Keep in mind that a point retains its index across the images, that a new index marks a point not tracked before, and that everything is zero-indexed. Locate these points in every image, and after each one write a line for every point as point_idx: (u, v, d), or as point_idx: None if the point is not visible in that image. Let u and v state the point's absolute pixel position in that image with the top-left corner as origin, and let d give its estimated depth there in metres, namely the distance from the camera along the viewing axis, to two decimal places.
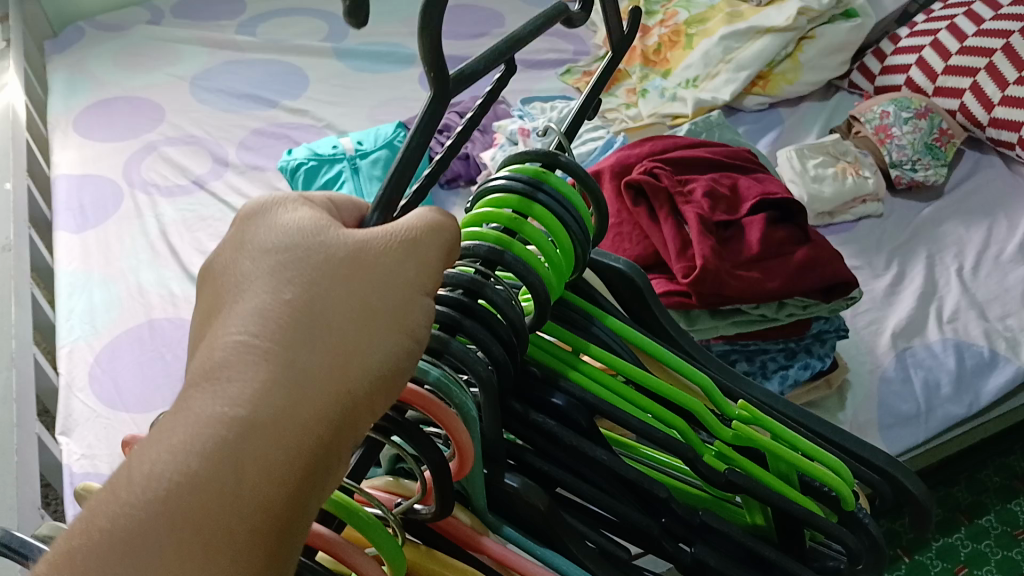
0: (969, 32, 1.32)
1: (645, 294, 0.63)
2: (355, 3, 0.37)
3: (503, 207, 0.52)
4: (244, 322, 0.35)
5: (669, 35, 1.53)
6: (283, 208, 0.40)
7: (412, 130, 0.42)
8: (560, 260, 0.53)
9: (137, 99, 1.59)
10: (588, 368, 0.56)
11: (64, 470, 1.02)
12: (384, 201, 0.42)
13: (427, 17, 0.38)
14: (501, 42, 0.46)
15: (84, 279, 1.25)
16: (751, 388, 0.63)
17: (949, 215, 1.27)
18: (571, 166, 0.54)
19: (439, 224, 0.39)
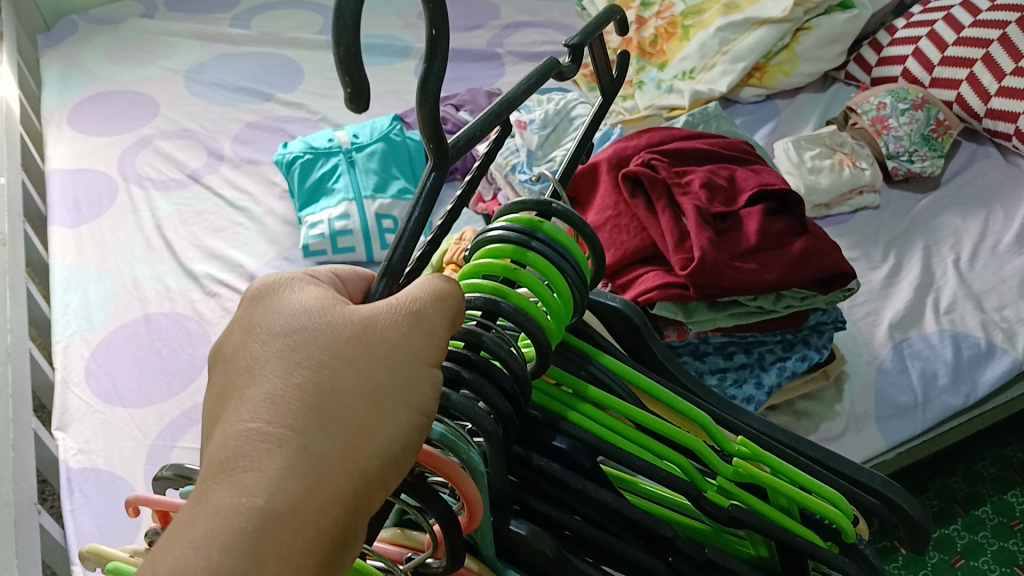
0: (965, 23, 1.32)
1: (643, 332, 0.64)
2: (356, 90, 0.38)
3: (500, 257, 0.54)
4: (258, 411, 0.38)
5: (665, 26, 1.52)
6: (290, 290, 0.43)
7: (415, 199, 0.45)
8: (558, 306, 0.54)
9: (132, 93, 1.58)
10: (588, 408, 0.57)
11: (61, 465, 1.02)
12: (390, 269, 0.45)
13: (422, 93, 0.41)
14: (495, 106, 0.49)
15: (79, 274, 1.24)
16: (747, 419, 0.64)
17: (946, 206, 1.26)
18: (566, 213, 0.56)
19: (442, 294, 0.43)
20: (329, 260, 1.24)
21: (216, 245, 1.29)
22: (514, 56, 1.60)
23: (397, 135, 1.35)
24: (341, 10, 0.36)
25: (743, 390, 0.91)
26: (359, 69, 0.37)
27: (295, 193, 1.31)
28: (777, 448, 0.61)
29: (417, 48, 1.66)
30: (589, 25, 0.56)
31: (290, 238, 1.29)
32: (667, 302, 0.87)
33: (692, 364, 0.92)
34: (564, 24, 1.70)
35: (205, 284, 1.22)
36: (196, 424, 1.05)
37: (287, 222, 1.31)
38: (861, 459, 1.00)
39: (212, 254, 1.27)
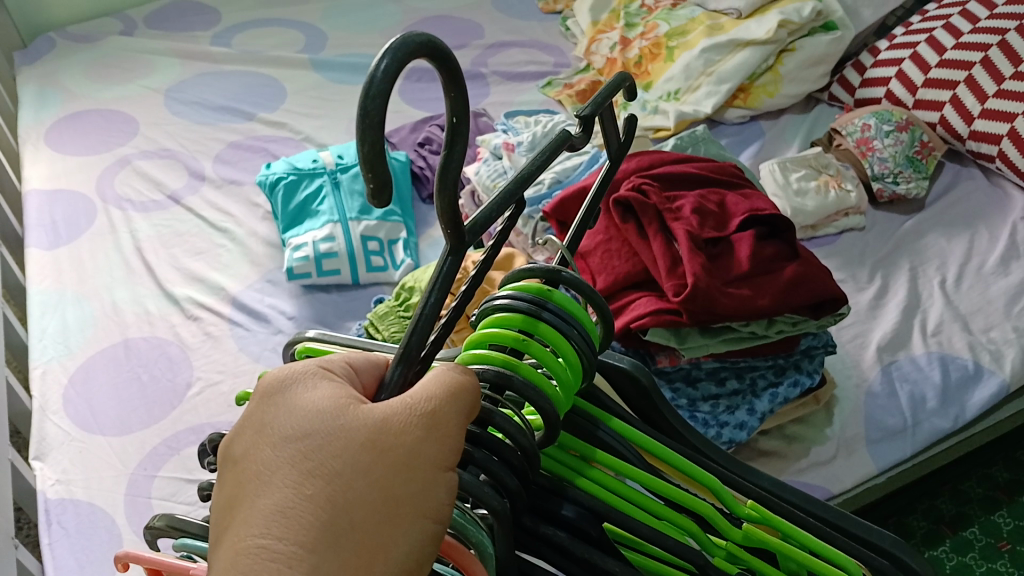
0: (948, 45, 1.33)
1: (651, 392, 0.66)
2: (380, 186, 0.38)
3: (508, 325, 0.55)
4: (269, 524, 0.39)
5: (650, 47, 1.51)
6: (304, 389, 0.44)
7: (433, 284, 0.46)
8: (568, 377, 0.55)
9: (110, 111, 1.55)
10: (596, 474, 0.58)
11: (38, 496, 0.99)
12: (407, 356, 0.46)
13: (444, 178, 0.41)
14: (511, 183, 0.51)
15: (57, 298, 1.22)
16: (757, 478, 0.65)
17: (931, 226, 1.27)
18: (574, 281, 0.57)
19: (458, 391, 0.43)
20: (313, 281, 1.22)
21: (197, 267, 1.26)
22: (498, 75, 1.59)
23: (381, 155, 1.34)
24: (367, 108, 0.37)
25: (736, 416, 0.90)
26: (384, 168, 0.37)
27: (279, 215, 1.28)
28: (784, 509, 0.62)
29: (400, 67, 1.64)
30: (598, 97, 0.61)
31: (273, 260, 1.27)
32: (659, 329, 0.86)
33: (684, 390, 0.92)
34: (549, 44, 1.70)
35: (186, 308, 1.20)
36: (178, 452, 1.03)
37: (271, 244, 1.30)
38: (852, 483, 1.00)
39: (193, 277, 1.25)
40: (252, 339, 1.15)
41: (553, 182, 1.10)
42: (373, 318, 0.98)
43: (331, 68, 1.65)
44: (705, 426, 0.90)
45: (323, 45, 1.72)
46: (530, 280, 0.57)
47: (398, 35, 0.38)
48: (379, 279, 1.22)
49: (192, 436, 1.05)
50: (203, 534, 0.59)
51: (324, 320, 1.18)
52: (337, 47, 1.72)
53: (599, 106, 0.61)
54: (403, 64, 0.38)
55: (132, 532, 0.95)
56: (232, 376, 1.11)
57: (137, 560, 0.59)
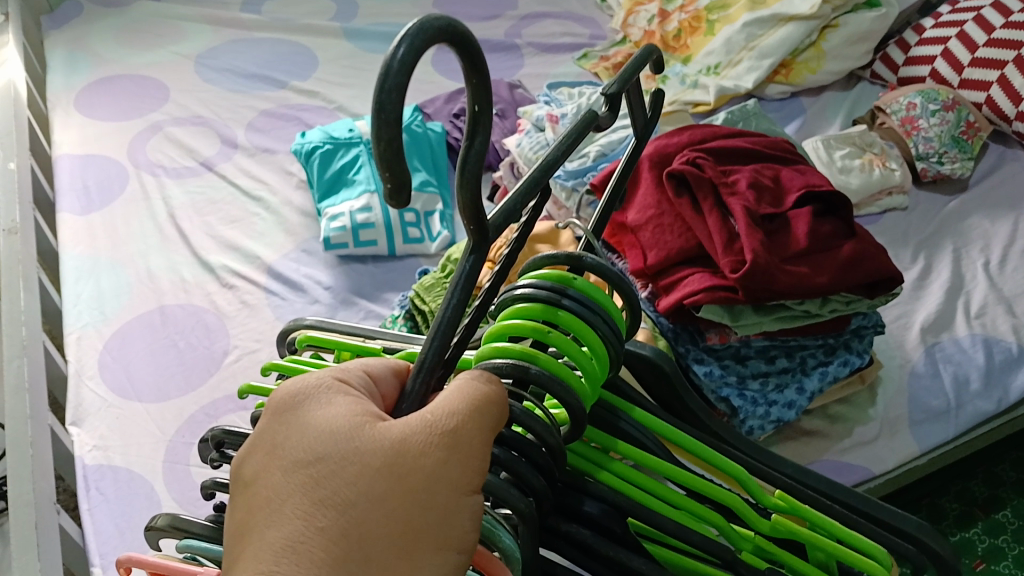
0: (997, 23, 1.29)
1: (674, 380, 0.66)
2: (399, 186, 0.37)
3: (530, 317, 0.54)
4: (279, 559, 0.40)
5: (689, 20, 1.49)
6: (319, 408, 0.45)
7: (454, 287, 0.45)
8: (594, 369, 0.54)
9: (140, 77, 1.54)
10: (619, 467, 0.58)
11: (76, 462, 0.99)
12: (426, 365, 0.45)
13: (464, 174, 0.40)
14: (535, 172, 0.51)
15: (91, 263, 1.21)
16: (780, 466, 0.63)
17: (975, 208, 1.25)
18: (598, 266, 0.55)
19: (479, 406, 0.43)
20: (349, 252, 1.20)
21: (232, 236, 1.25)
22: (534, 47, 1.58)
23: (418, 126, 1.32)
24: (381, 102, 0.36)
25: (785, 395, 0.89)
26: (401, 168, 0.37)
27: (314, 184, 1.27)
28: (810, 497, 0.60)
29: None
30: (623, 72, 0.58)
31: (308, 230, 1.26)
32: (713, 305, 0.84)
33: (734, 368, 0.90)
34: (584, 16, 1.68)
35: (222, 276, 1.19)
36: (217, 420, 1.02)
37: (306, 214, 1.28)
38: (894, 464, 0.99)
39: (228, 245, 1.24)
40: (289, 309, 1.15)
41: (598, 155, 1.08)
42: (419, 289, 0.96)
43: (362, 36, 1.63)
44: (754, 405, 0.89)
45: (354, 13, 1.70)
46: (552, 267, 0.56)
47: (414, 21, 0.36)
48: (416, 251, 1.21)
49: (230, 404, 1.04)
50: (204, 534, 0.62)
51: (361, 291, 1.17)
52: (368, 15, 1.69)
53: (624, 82, 0.59)
54: (421, 52, 0.37)
55: (172, 499, 0.95)
56: (270, 345, 1.10)
57: (141, 563, 0.60)
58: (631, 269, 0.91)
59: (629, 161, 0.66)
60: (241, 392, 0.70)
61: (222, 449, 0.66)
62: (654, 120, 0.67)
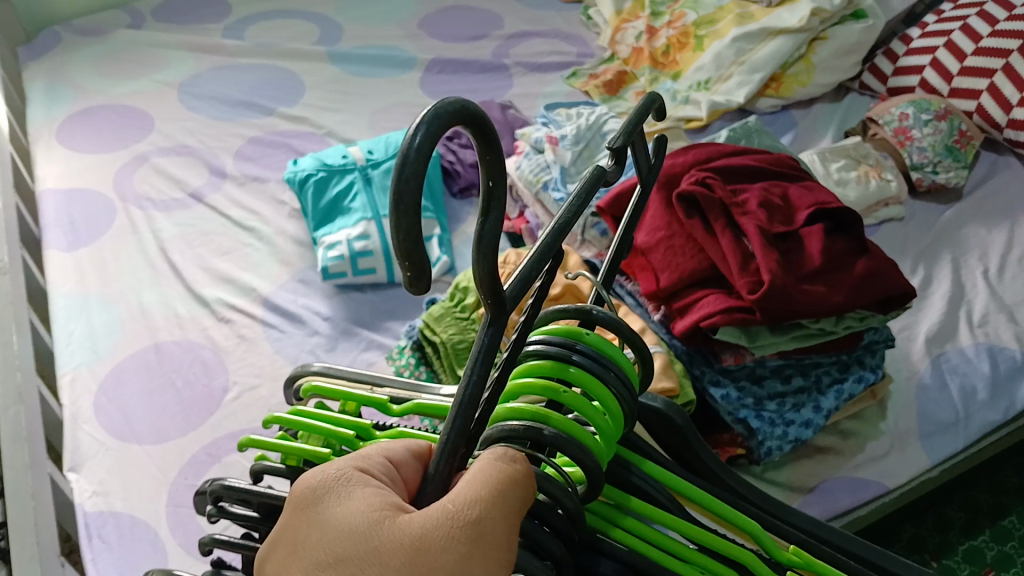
0: (984, 33, 1.31)
1: (686, 432, 0.62)
2: (418, 272, 0.36)
3: (540, 375, 0.52)
4: None
5: (678, 36, 1.49)
6: (336, 502, 0.43)
7: (472, 362, 0.43)
8: (608, 426, 0.52)
9: (123, 107, 1.51)
10: (632, 523, 0.55)
11: (77, 509, 0.95)
12: (447, 446, 0.43)
13: (479, 250, 0.39)
14: (547, 236, 0.48)
15: (81, 301, 1.17)
16: (796, 520, 0.62)
17: (970, 217, 1.25)
18: (610, 321, 0.53)
19: (502, 490, 0.41)
20: (348, 281, 1.18)
21: (225, 268, 1.23)
22: (521, 67, 1.57)
23: None
24: (401, 193, 0.34)
25: (802, 414, 0.88)
26: (421, 255, 0.35)
27: (309, 213, 1.25)
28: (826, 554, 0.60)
29: (421, 58, 1.60)
30: (628, 125, 0.58)
31: (304, 259, 1.24)
32: (730, 327, 0.83)
33: (750, 389, 0.89)
34: (570, 34, 1.68)
35: (217, 310, 1.16)
36: (219, 460, 0.99)
37: (301, 243, 1.26)
38: (907, 478, 0.98)
39: (222, 277, 1.21)
40: (289, 342, 1.12)
41: None
42: (427, 319, 0.97)
43: (348, 59, 1.62)
44: (771, 425, 0.88)
45: (339, 37, 1.69)
46: (561, 322, 0.54)
47: (430, 106, 0.35)
48: None
49: (232, 443, 1.01)
50: None
51: (362, 321, 1.15)
52: (353, 38, 1.68)
53: (628, 135, 0.58)
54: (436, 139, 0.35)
55: (177, 544, 0.91)
56: (270, 379, 1.07)
57: None
58: (643, 292, 0.90)
59: (637, 203, 0.64)
60: (243, 447, 0.66)
61: (220, 503, 0.62)
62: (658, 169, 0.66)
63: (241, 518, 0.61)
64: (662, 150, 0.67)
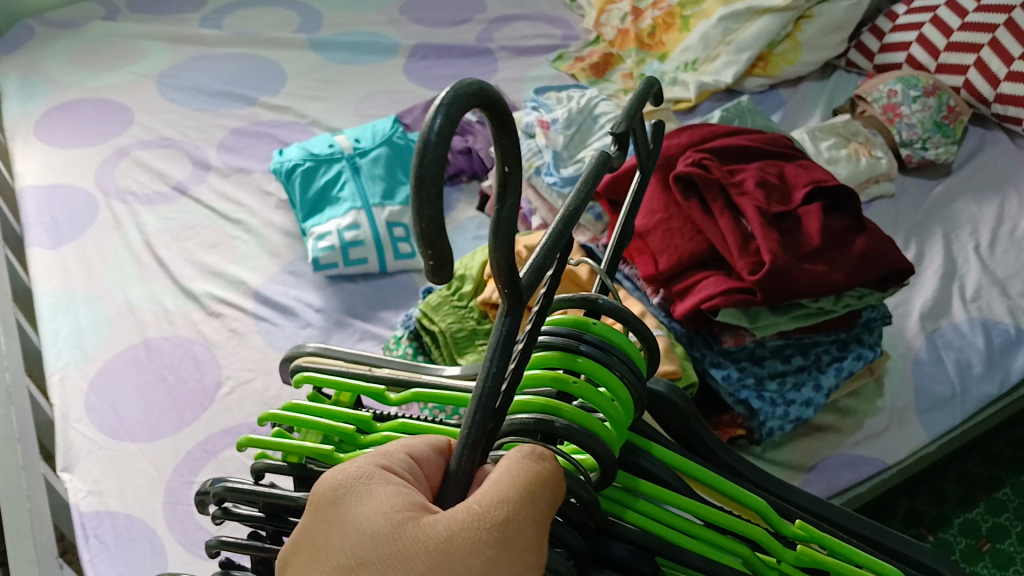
0: (970, 8, 1.31)
1: (688, 415, 0.61)
2: (439, 261, 0.35)
3: (547, 365, 0.51)
4: None
5: (663, 17, 1.48)
6: (358, 502, 0.43)
7: (491, 353, 0.42)
8: (619, 414, 0.51)
9: (101, 100, 1.48)
10: (644, 505, 0.54)
11: (72, 511, 0.94)
12: (469, 441, 0.42)
13: (496, 238, 0.38)
14: (560, 222, 0.47)
15: (67, 299, 1.15)
16: (798, 498, 0.62)
17: (959, 192, 1.26)
18: (613, 309, 0.53)
19: (531, 489, 0.41)
20: (339, 272, 1.17)
21: (213, 261, 1.21)
22: (506, 51, 1.56)
23: (399, 138, 1.30)
24: (422, 177, 0.33)
25: (803, 393, 0.88)
26: (443, 243, 0.34)
27: (297, 204, 1.23)
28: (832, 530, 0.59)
29: (404, 44, 1.58)
30: (630, 109, 0.57)
31: (293, 251, 1.22)
32: (731, 309, 0.83)
33: (750, 369, 0.89)
34: (554, 17, 1.67)
35: (207, 304, 1.15)
36: (215, 456, 0.97)
37: (289, 235, 1.24)
38: (905, 454, 0.98)
39: (210, 271, 1.19)
40: (281, 335, 1.11)
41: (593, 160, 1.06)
42: (426, 308, 0.98)
43: (330, 47, 1.59)
44: (773, 406, 0.87)
45: (319, 24, 1.66)
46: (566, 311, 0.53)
47: (447, 88, 0.34)
48: (407, 267, 1.18)
49: (228, 438, 0.99)
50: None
51: (355, 312, 1.14)
52: (333, 25, 1.66)
53: (630, 120, 0.57)
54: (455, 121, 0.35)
55: (176, 542, 0.90)
56: (264, 373, 1.06)
57: None
58: (641, 275, 0.89)
59: (639, 188, 0.63)
60: (241, 445, 0.63)
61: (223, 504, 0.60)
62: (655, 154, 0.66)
63: (249, 519, 0.59)
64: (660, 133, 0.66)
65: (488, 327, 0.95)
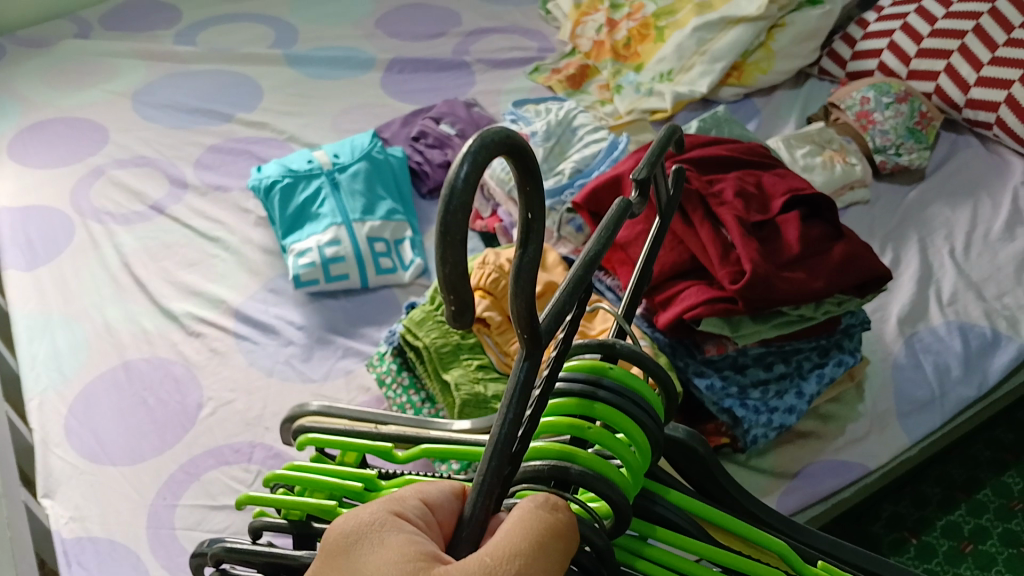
0: (939, 15, 1.33)
1: (709, 461, 0.59)
2: (461, 306, 0.36)
3: (563, 412, 0.52)
4: None
5: (638, 28, 1.50)
6: (371, 550, 0.43)
7: (509, 399, 0.43)
8: (637, 461, 0.52)
9: (75, 119, 1.47)
10: (654, 553, 0.54)
11: (53, 537, 0.92)
12: (484, 486, 0.43)
13: (517, 285, 0.38)
14: (579, 268, 0.47)
15: (44, 322, 1.14)
16: (816, 540, 0.61)
17: (933, 197, 1.27)
18: (632, 353, 0.53)
19: (543, 542, 0.42)
20: (320, 288, 1.16)
21: (192, 280, 1.20)
22: (483, 64, 1.57)
23: (378, 152, 1.29)
24: (447, 224, 0.34)
25: (785, 401, 0.89)
26: (465, 288, 0.35)
27: (276, 221, 1.22)
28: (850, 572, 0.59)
29: (380, 58, 1.58)
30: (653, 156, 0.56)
31: (273, 268, 1.21)
32: (713, 318, 0.83)
33: (733, 378, 0.89)
34: (530, 29, 1.68)
35: (186, 324, 1.14)
36: (197, 478, 0.96)
37: (268, 251, 1.23)
38: (887, 458, 0.99)
39: (189, 291, 1.18)
40: (262, 353, 1.10)
41: (573, 172, 1.07)
42: (409, 324, 0.98)
43: (306, 62, 1.59)
44: (756, 414, 0.88)
45: (294, 39, 1.66)
46: (585, 356, 0.54)
47: (474, 135, 0.35)
48: (389, 281, 1.18)
49: (210, 460, 0.98)
50: None
51: (336, 328, 1.13)
52: (308, 40, 1.65)
53: (652, 166, 0.57)
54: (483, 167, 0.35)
55: (159, 567, 0.89)
56: (246, 394, 1.05)
57: None
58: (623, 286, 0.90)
59: (659, 234, 0.63)
60: (241, 504, 0.64)
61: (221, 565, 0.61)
62: (676, 201, 0.65)
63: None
64: (678, 182, 0.66)
65: (471, 342, 0.96)
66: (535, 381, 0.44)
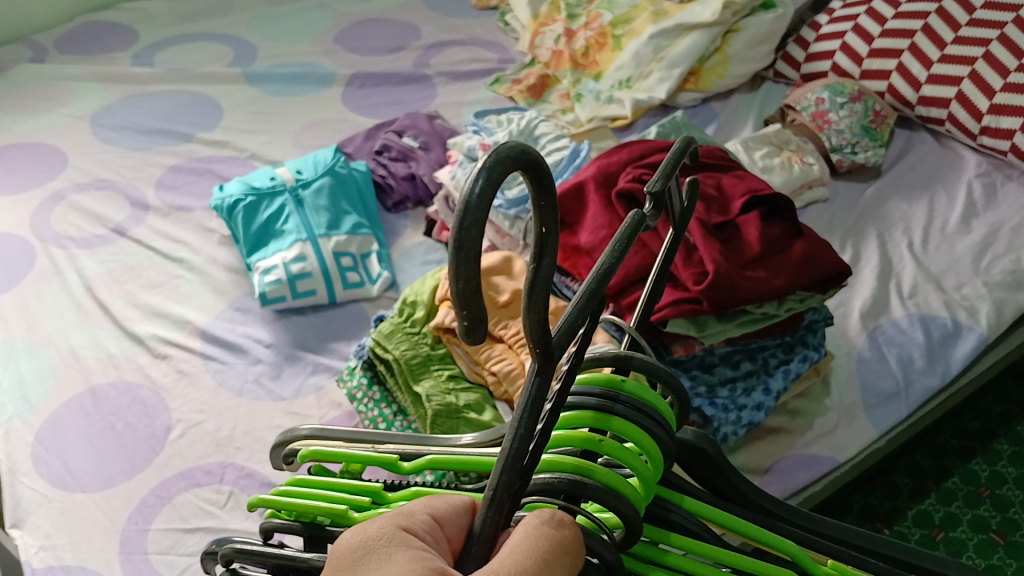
0: (888, 15, 1.36)
1: (719, 462, 0.59)
2: (474, 322, 0.36)
3: (578, 424, 0.52)
4: None
5: (596, 37, 1.51)
6: (377, 566, 0.44)
7: (521, 412, 0.44)
8: (648, 472, 0.52)
9: (32, 144, 1.45)
10: (675, 561, 0.54)
11: (23, 568, 0.91)
12: (495, 500, 0.44)
13: (530, 299, 0.39)
14: (592, 281, 0.47)
15: (7, 351, 1.12)
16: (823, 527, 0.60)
17: (891, 193, 1.30)
18: (646, 365, 0.53)
19: (548, 559, 0.43)
20: (288, 305, 1.16)
21: (158, 302, 1.19)
22: (443, 76, 1.57)
23: (342, 167, 1.29)
24: (461, 240, 0.34)
25: (753, 398, 0.89)
26: (478, 305, 0.36)
27: (241, 239, 1.22)
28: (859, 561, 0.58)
29: (341, 73, 1.59)
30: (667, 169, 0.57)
31: (239, 287, 1.21)
32: (679, 319, 0.84)
33: (702, 377, 0.91)
34: (488, 40, 1.69)
35: (153, 347, 1.12)
36: (170, 501, 0.95)
37: (234, 270, 1.23)
38: (856, 450, 1.01)
39: (154, 313, 1.17)
40: (231, 373, 1.09)
41: None
42: (377, 337, 0.98)
43: (265, 80, 1.58)
44: (725, 412, 0.89)
45: (253, 57, 1.65)
46: (597, 369, 0.54)
47: (489, 151, 0.36)
48: (357, 295, 1.18)
49: (182, 482, 0.97)
50: None
51: (306, 345, 1.13)
52: (267, 57, 1.65)
53: (666, 178, 0.58)
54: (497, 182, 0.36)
55: None
56: (216, 414, 1.04)
57: None
58: None
59: (670, 249, 0.64)
60: (251, 506, 0.63)
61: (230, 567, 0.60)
62: (690, 212, 0.65)
63: None
64: (694, 193, 0.66)
65: (442, 352, 0.97)
66: (546, 395, 0.44)
